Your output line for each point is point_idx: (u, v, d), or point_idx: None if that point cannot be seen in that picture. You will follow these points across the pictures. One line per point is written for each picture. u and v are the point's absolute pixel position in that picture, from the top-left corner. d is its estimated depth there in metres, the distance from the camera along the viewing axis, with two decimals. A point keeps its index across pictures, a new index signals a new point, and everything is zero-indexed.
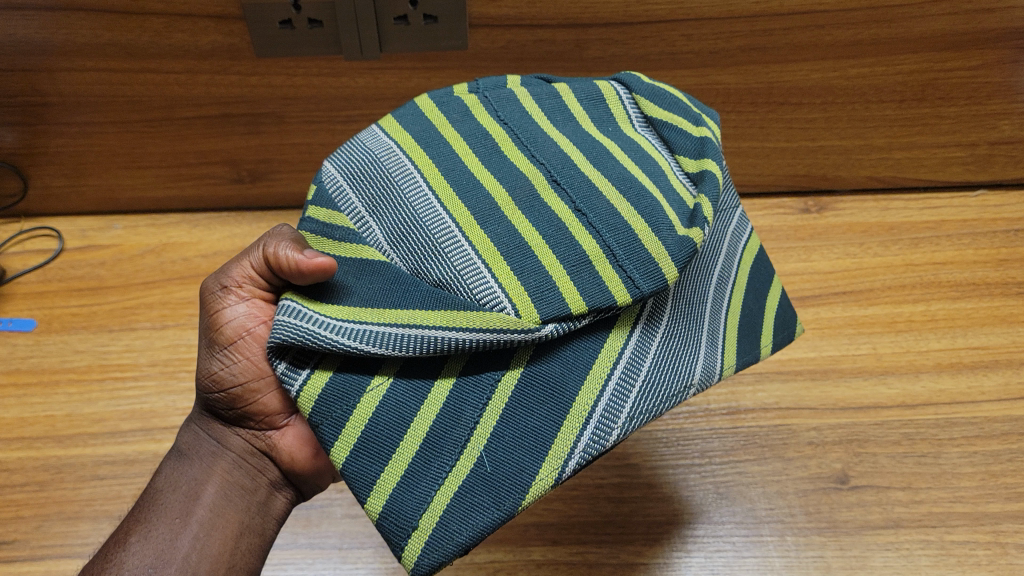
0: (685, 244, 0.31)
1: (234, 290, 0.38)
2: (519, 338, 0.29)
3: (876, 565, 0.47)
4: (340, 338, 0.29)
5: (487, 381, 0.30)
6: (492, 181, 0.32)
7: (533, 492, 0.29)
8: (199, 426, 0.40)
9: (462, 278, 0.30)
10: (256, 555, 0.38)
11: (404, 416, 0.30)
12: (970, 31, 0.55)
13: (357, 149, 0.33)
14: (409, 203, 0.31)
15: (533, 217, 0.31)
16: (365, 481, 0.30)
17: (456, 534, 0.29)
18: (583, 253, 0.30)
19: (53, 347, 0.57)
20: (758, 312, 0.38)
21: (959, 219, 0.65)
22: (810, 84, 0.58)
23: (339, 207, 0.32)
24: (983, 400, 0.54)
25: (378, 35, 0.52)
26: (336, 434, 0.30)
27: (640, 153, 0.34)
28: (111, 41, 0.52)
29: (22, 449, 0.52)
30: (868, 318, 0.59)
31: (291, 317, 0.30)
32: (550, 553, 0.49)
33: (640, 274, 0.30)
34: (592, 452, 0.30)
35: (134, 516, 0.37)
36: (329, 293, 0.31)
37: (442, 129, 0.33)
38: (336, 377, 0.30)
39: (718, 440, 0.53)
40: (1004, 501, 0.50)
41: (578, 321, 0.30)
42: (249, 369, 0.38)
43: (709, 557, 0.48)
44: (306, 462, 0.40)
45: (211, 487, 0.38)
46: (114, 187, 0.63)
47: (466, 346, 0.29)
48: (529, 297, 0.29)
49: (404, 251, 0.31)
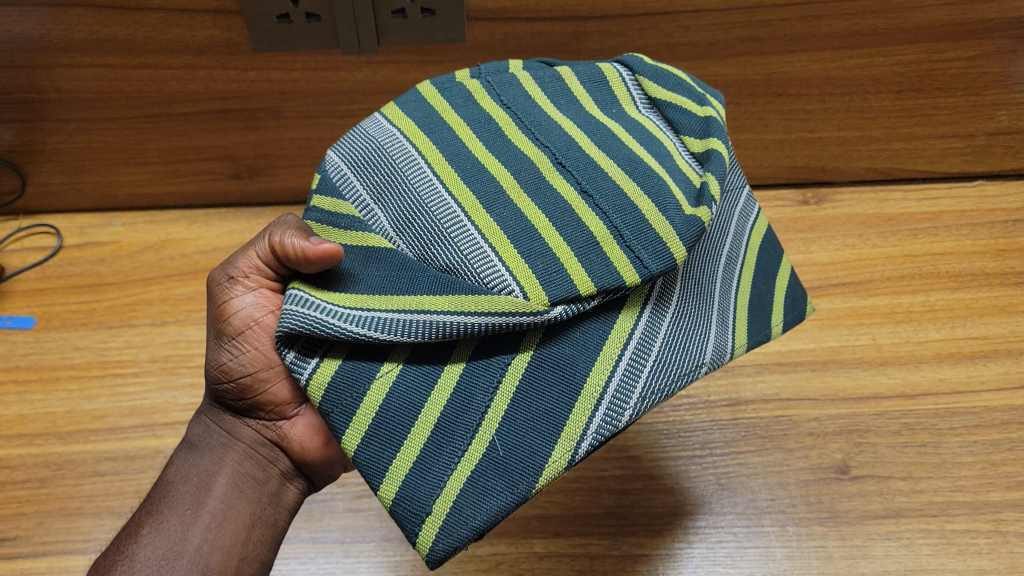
0: (692, 223, 0.31)
1: (241, 281, 0.38)
2: (528, 322, 0.29)
3: (877, 554, 0.47)
4: (349, 326, 0.29)
5: (498, 365, 0.30)
6: (497, 165, 0.32)
7: (545, 475, 0.29)
8: (209, 418, 0.40)
9: (470, 262, 0.30)
10: (268, 547, 0.38)
11: (415, 402, 0.30)
12: (968, 21, 0.55)
13: (360, 137, 0.33)
14: (414, 189, 0.31)
15: (538, 200, 0.31)
16: (377, 467, 0.30)
17: (471, 518, 0.29)
18: (590, 235, 0.30)
19: (53, 344, 0.57)
20: (767, 292, 0.38)
21: (957, 209, 0.65)
22: (808, 75, 0.58)
23: (344, 196, 0.32)
24: (982, 389, 0.55)
25: (375, 28, 0.51)
26: (347, 422, 0.30)
27: (644, 135, 0.34)
28: (108, 37, 0.52)
29: (22, 446, 0.52)
30: (867, 309, 0.59)
31: (298, 306, 0.30)
32: (551, 545, 0.49)
33: (648, 253, 0.30)
34: (605, 433, 0.30)
35: (145, 508, 0.37)
36: (335, 281, 0.31)
37: (445, 115, 0.33)
38: (346, 364, 0.30)
39: (718, 431, 0.53)
40: (1004, 490, 0.50)
41: (587, 302, 0.29)
42: (258, 359, 0.38)
43: (710, 548, 0.48)
44: (317, 451, 0.40)
45: (222, 478, 0.38)
46: (113, 184, 0.63)
47: (475, 330, 0.29)
48: (537, 280, 0.29)
49: (409, 237, 0.31)
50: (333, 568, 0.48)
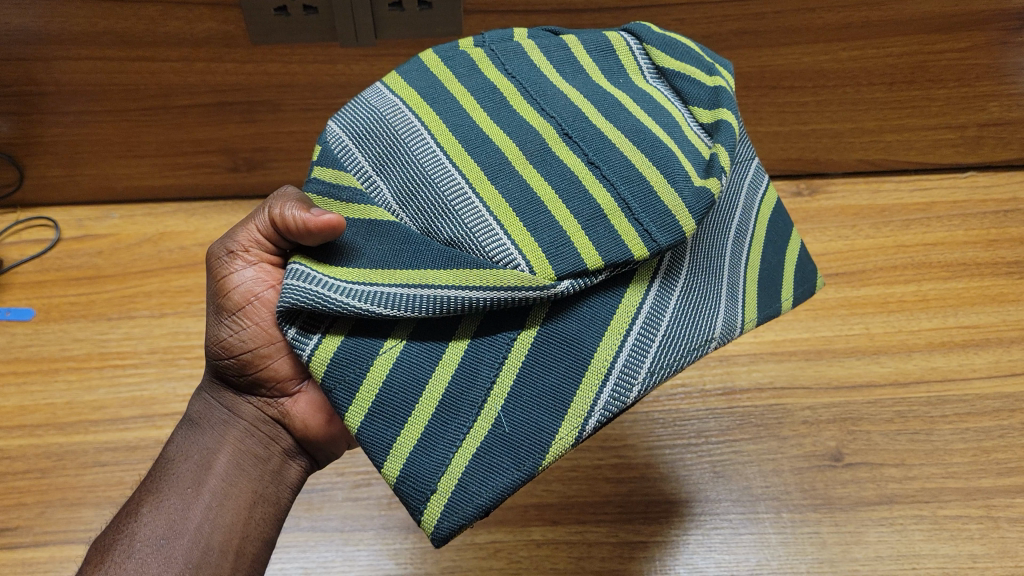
0: (701, 195, 0.31)
1: (241, 255, 0.39)
2: (534, 296, 0.29)
3: (871, 540, 0.49)
4: (351, 301, 0.29)
5: (503, 340, 0.31)
6: (502, 136, 0.32)
7: (553, 451, 0.30)
8: (210, 395, 0.40)
9: (475, 236, 0.30)
10: (270, 524, 0.38)
11: (419, 377, 0.30)
12: (959, 14, 0.55)
13: (362, 108, 0.34)
14: (417, 161, 0.32)
15: (544, 170, 0.31)
16: (381, 445, 0.30)
17: (476, 496, 0.30)
18: (597, 207, 0.30)
19: (52, 335, 0.57)
20: (778, 263, 0.38)
21: (949, 200, 0.66)
22: (802, 67, 0.58)
23: (346, 168, 0.33)
24: (973, 376, 0.56)
25: (372, 21, 0.52)
26: (350, 398, 0.31)
27: (652, 105, 0.35)
28: (106, 30, 0.52)
29: (23, 437, 0.52)
30: (860, 299, 0.60)
31: (299, 281, 0.30)
32: (550, 533, 0.49)
33: (657, 227, 0.30)
34: (613, 409, 0.30)
35: (145, 486, 0.37)
36: (336, 256, 0.31)
37: (449, 85, 0.34)
38: (348, 340, 0.31)
39: (714, 420, 0.54)
40: (995, 476, 0.51)
41: (594, 276, 0.30)
42: (258, 335, 0.38)
43: (707, 534, 0.49)
44: (319, 428, 0.40)
45: (222, 456, 0.38)
46: (109, 177, 0.63)
47: (479, 305, 0.29)
48: (543, 252, 0.29)
49: (413, 210, 0.31)
50: (333, 556, 0.49)
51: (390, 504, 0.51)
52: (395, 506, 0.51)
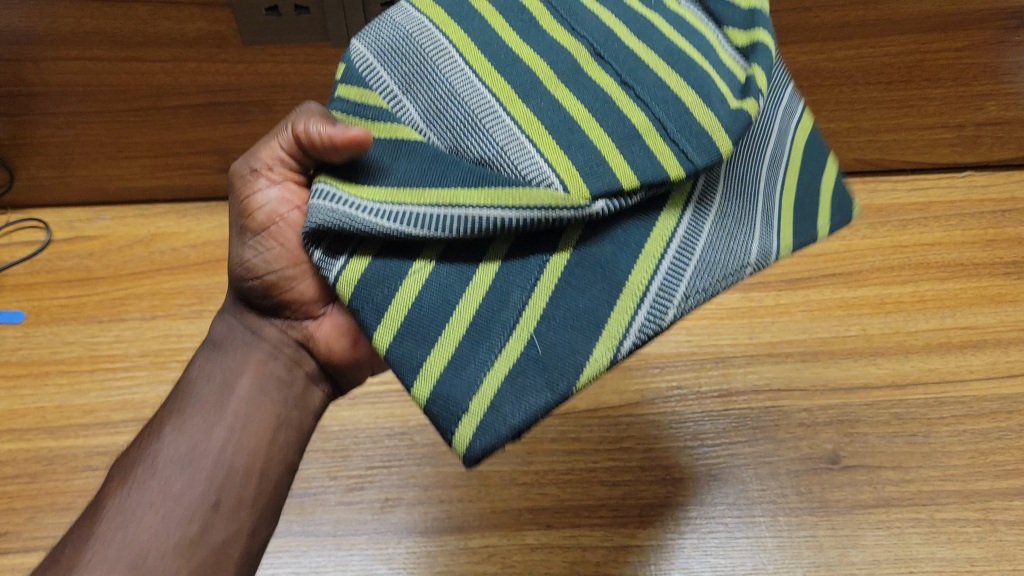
0: (739, 117, 0.28)
1: (265, 173, 0.37)
2: (569, 215, 0.27)
3: (867, 543, 0.49)
4: (387, 222, 0.27)
5: (536, 262, 0.28)
6: (530, 54, 0.29)
7: (590, 373, 0.28)
8: (232, 316, 0.40)
9: (507, 153, 0.28)
10: (294, 448, 0.38)
11: (449, 299, 0.28)
12: (957, 12, 0.55)
13: (387, 25, 0.30)
14: (445, 78, 0.29)
15: (577, 91, 0.28)
16: (410, 364, 0.28)
17: (510, 415, 0.27)
18: (632, 126, 0.28)
19: (42, 338, 0.57)
20: (817, 183, 0.34)
21: (947, 200, 0.65)
22: (799, 66, 0.58)
23: (371, 86, 0.30)
24: (971, 378, 0.55)
25: (364, 21, 0.51)
26: (379, 318, 0.28)
27: (687, 25, 0.31)
28: (96, 29, 0.51)
29: (13, 441, 0.52)
30: (857, 300, 0.60)
31: (326, 202, 0.28)
32: (544, 537, 0.49)
33: (693, 147, 0.27)
34: (649, 332, 0.28)
35: (167, 406, 0.37)
36: (357, 179, 0.29)
37: (475, 1, 0.30)
38: (376, 262, 0.29)
39: (709, 422, 0.54)
40: (993, 478, 0.51)
41: (630, 197, 0.28)
42: (282, 257, 0.37)
43: (703, 537, 0.49)
44: (345, 352, 0.40)
45: (246, 378, 0.38)
46: (101, 178, 0.62)
47: (512, 225, 0.27)
48: (576, 169, 0.27)
49: (440, 128, 0.29)
50: (325, 561, 0.48)
51: (383, 508, 0.50)
52: (388, 511, 0.50)
